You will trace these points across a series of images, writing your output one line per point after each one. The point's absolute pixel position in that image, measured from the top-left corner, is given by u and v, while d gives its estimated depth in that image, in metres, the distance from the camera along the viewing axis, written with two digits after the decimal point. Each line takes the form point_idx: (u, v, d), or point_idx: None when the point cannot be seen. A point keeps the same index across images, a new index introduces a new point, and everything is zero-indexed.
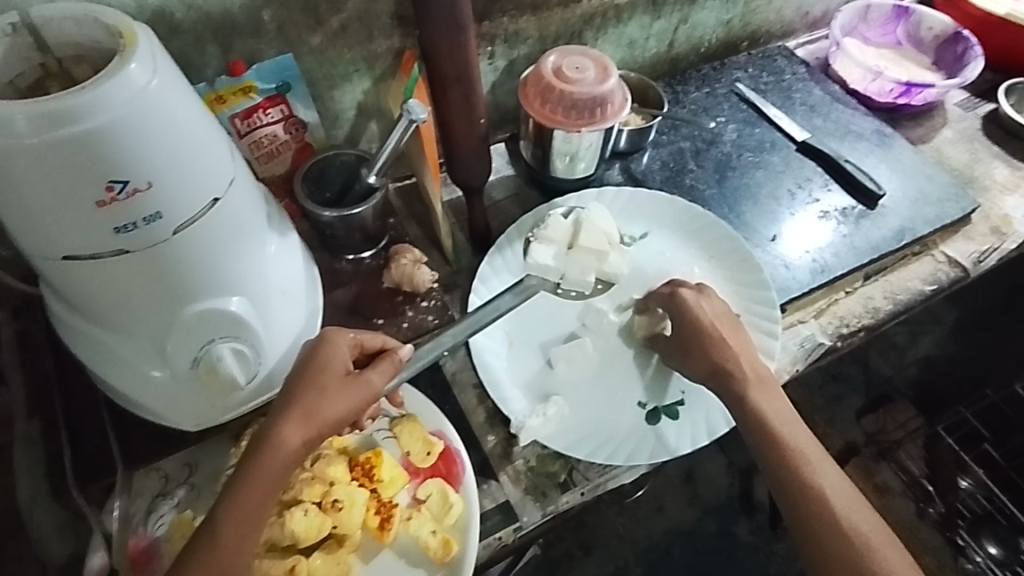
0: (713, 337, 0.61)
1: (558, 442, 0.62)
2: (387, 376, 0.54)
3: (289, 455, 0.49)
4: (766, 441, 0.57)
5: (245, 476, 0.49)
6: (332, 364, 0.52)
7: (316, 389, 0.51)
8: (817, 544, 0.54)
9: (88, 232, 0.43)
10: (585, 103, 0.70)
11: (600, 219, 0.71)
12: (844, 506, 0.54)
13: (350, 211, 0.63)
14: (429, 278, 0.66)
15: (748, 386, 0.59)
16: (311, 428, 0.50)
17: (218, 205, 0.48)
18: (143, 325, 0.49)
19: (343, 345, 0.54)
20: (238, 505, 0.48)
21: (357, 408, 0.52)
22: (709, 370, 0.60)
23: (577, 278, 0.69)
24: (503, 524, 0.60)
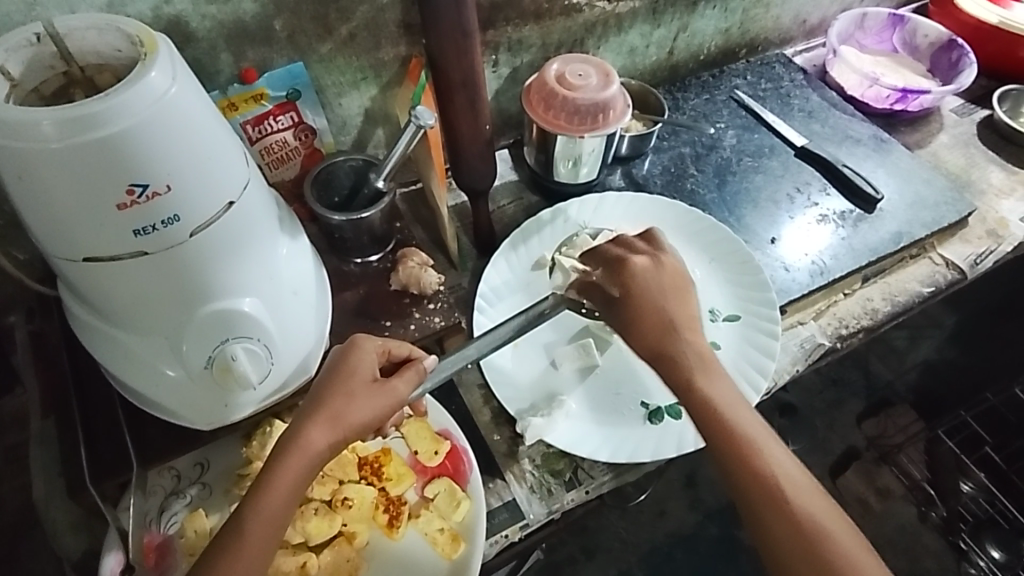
0: (651, 307, 0.57)
1: (562, 441, 0.63)
2: (412, 385, 0.54)
3: (316, 456, 0.50)
4: (715, 432, 0.53)
5: (271, 473, 0.49)
6: (359, 371, 0.53)
7: (343, 393, 0.52)
8: (765, 529, 0.50)
9: (108, 233, 0.44)
10: (588, 108, 0.71)
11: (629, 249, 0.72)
12: (796, 489, 0.51)
13: (358, 215, 0.65)
14: (435, 279, 0.68)
15: (692, 366, 0.56)
16: (337, 431, 0.51)
17: (233, 208, 0.49)
18: (159, 325, 0.50)
19: (372, 351, 0.55)
20: (264, 504, 0.48)
21: (383, 414, 0.53)
22: (652, 351, 0.57)
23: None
24: (511, 521, 0.61)
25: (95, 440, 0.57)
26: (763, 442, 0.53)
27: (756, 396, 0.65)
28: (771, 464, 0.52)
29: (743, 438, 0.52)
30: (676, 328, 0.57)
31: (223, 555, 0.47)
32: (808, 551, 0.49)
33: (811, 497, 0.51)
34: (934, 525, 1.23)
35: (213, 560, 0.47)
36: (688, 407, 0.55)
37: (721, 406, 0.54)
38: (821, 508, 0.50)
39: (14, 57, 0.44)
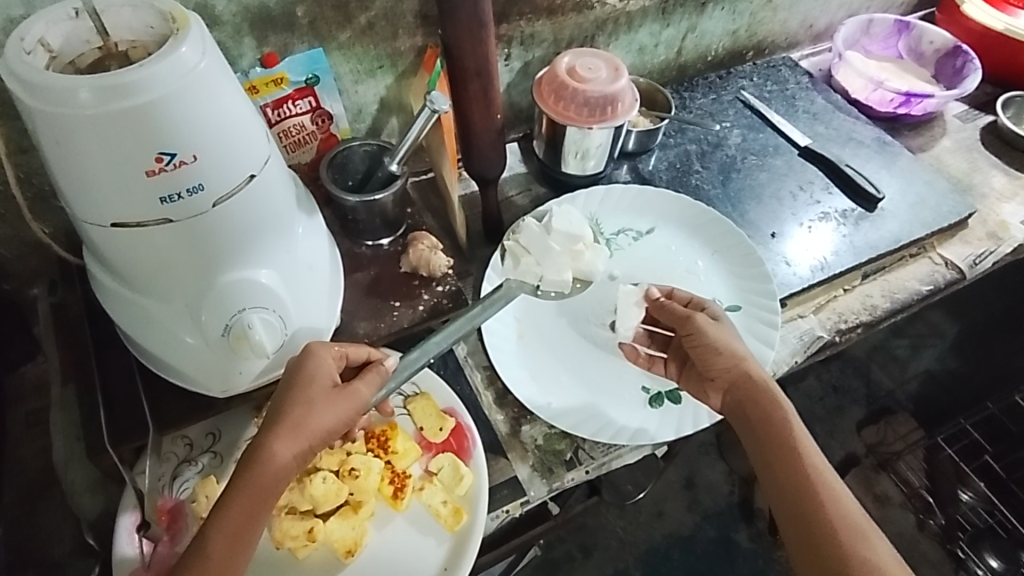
0: (716, 357, 0.62)
1: (563, 422, 0.65)
2: (374, 387, 0.55)
3: (281, 469, 0.51)
4: (783, 458, 0.57)
5: (236, 490, 0.50)
6: (318, 378, 0.53)
7: (304, 402, 0.52)
8: (818, 552, 0.53)
9: (136, 199, 0.46)
10: (596, 100, 0.73)
11: (566, 220, 0.70)
12: (858, 526, 0.53)
13: (372, 197, 0.67)
14: (444, 262, 0.69)
15: (769, 400, 0.59)
16: (300, 441, 0.51)
17: (253, 181, 0.51)
18: (181, 292, 0.52)
19: (329, 358, 0.55)
20: (224, 519, 0.49)
21: (346, 418, 0.54)
22: (727, 379, 0.61)
23: (554, 278, 0.69)
24: (511, 498, 0.63)
25: (114, 405, 0.58)
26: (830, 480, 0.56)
27: None
28: (836, 497, 0.55)
29: (811, 480, 0.55)
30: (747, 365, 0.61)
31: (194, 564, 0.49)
32: None
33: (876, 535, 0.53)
34: (932, 534, 1.24)
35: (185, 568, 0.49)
36: (761, 436, 0.59)
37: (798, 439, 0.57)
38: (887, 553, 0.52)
39: (54, 29, 0.47)
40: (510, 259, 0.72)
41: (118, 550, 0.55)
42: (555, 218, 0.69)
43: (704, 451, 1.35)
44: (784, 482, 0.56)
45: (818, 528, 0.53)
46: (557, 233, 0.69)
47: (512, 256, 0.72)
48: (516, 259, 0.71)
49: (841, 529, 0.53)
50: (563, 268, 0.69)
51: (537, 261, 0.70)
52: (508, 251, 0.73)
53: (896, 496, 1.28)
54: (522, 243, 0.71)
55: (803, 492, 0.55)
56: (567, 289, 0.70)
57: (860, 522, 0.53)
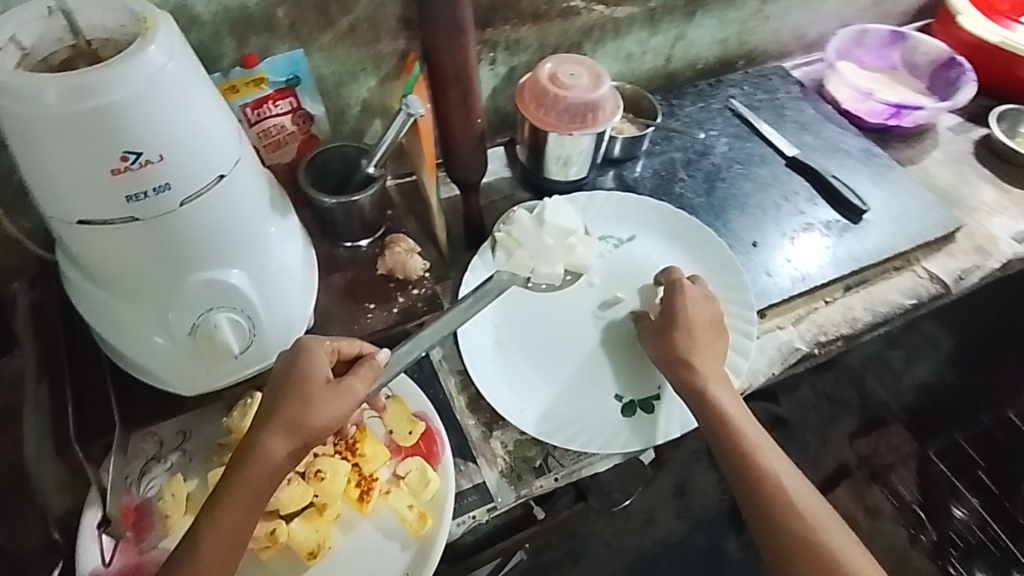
0: (681, 333, 0.65)
1: (535, 427, 0.65)
2: (368, 382, 0.55)
3: (275, 466, 0.51)
4: (723, 435, 0.61)
5: (229, 489, 0.51)
6: (312, 374, 0.53)
7: (299, 400, 0.52)
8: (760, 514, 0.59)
9: (102, 198, 0.47)
10: (577, 107, 0.73)
11: (559, 213, 0.73)
12: (795, 491, 0.60)
13: (350, 199, 0.67)
14: (421, 266, 0.70)
15: (711, 385, 0.63)
16: (295, 439, 0.52)
17: (223, 182, 0.51)
18: (149, 292, 0.52)
19: (323, 354, 0.55)
20: (221, 514, 0.51)
21: (341, 415, 0.53)
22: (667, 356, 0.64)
23: (546, 271, 0.71)
24: (479, 503, 0.63)
25: None
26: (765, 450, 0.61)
27: None
28: (772, 466, 0.60)
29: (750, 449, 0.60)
30: (690, 350, 0.64)
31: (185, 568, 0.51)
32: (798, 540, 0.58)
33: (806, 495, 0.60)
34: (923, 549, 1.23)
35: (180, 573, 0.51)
36: (702, 417, 0.62)
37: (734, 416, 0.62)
38: (814, 509, 0.59)
39: (26, 30, 0.47)
40: (501, 252, 0.73)
41: (82, 565, 0.54)
42: (547, 211, 0.73)
43: (696, 459, 1.34)
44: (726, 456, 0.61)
45: (759, 495, 0.59)
46: (551, 226, 0.72)
47: (503, 249, 0.73)
48: (507, 252, 0.73)
49: (778, 494, 0.59)
50: (556, 260, 0.72)
51: (531, 254, 0.72)
52: (499, 244, 0.74)
53: (887, 507, 1.27)
54: (514, 237, 0.73)
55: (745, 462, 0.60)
56: (557, 282, 0.72)
57: (791, 484, 0.60)
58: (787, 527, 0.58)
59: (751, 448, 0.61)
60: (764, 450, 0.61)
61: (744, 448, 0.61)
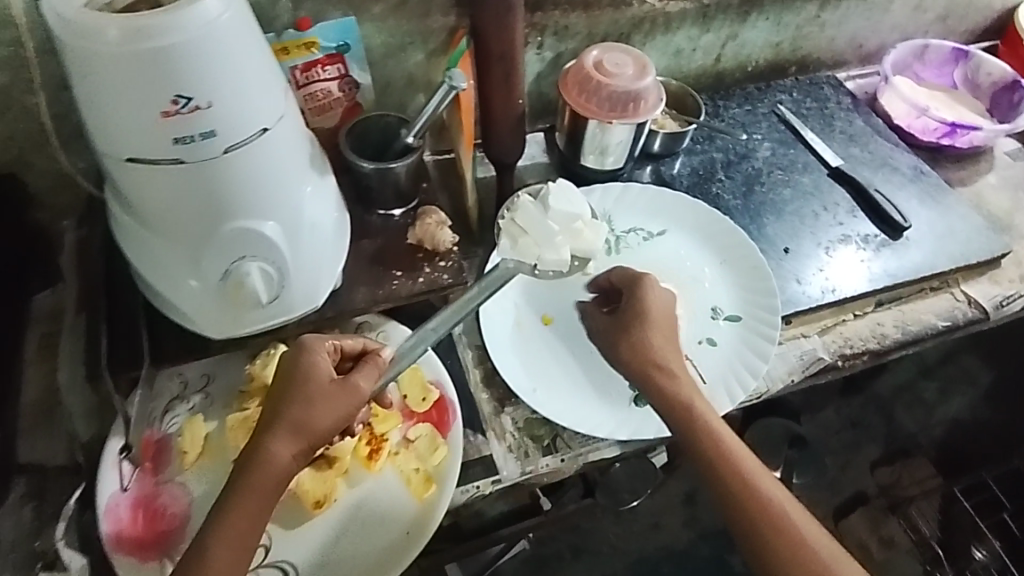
0: (652, 335, 0.64)
1: (546, 408, 0.65)
2: (372, 379, 0.56)
3: (282, 469, 0.52)
4: (713, 454, 0.59)
5: (237, 494, 0.51)
6: (317, 373, 0.54)
7: (305, 400, 0.53)
8: (757, 539, 0.56)
9: (150, 138, 0.49)
10: (620, 96, 0.73)
11: (562, 195, 0.70)
12: (791, 511, 0.57)
13: (388, 166, 0.68)
14: (450, 240, 0.70)
15: (692, 398, 0.61)
16: (302, 439, 0.53)
17: (265, 135, 0.53)
18: (187, 235, 0.55)
19: (324, 352, 0.56)
20: (229, 520, 0.51)
21: (346, 414, 0.54)
22: (642, 362, 0.63)
23: (552, 258, 0.70)
24: (484, 474, 0.63)
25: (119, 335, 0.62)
26: (756, 469, 0.59)
27: (744, 394, 0.66)
28: (764, 485, 0.58)
29: (740, 469, 0.58)
30: (663, 352, 0.64)
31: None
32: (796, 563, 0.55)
33: (801, 514, 0.57)
34: None
35: None
36: (686, 433, 0.60)
37: (721, 432, 0.60)
38: (810, 526, 0.57)
39: None
40: (506, 239, 0.72)
41: (100, 501, 0.57)
42: (552, 194, 0.70)
43: None
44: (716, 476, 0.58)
45: (754, 516, 0.57)
46: (556, 212, 0.69)
47: (507, 236, 0.72)
48: (513, 239, 0.71)
49: (774, 516, 0.57)
50: (562, 247, 0.70)
51: (535, 241, 0.70)
52: (505, 231, 0.72)
53: (904, 542, 1.22)
54: (519, 223, 0.71)
55: (737, 482, 0.58)
56: (564, 268, 0.71)
57: (784, 504, 0.57)
58: (784, 550, 0.55)
59: (739, 466, 0.58)
60: (752, 465, 0.59)
61: (734, 464, 0.58)
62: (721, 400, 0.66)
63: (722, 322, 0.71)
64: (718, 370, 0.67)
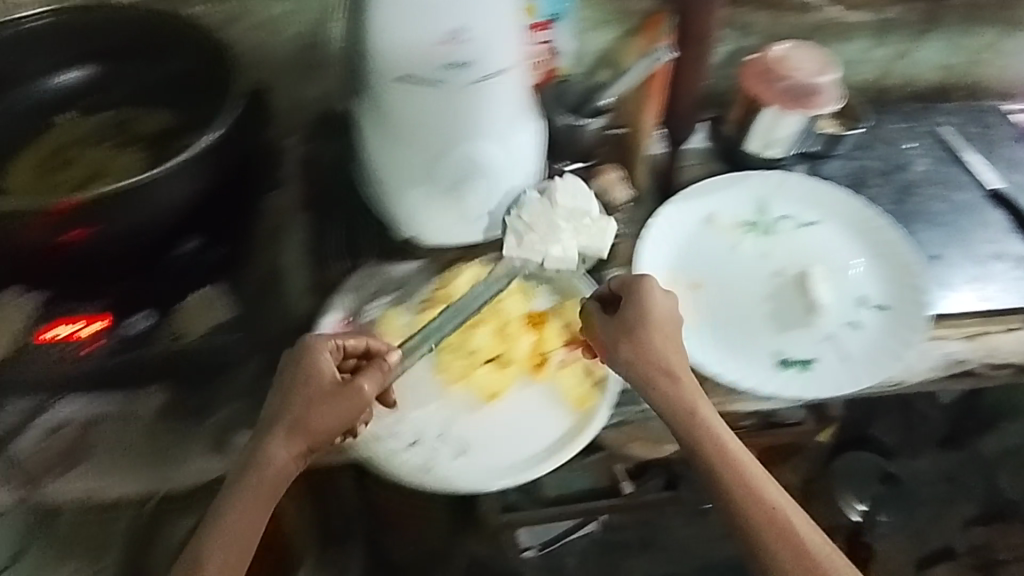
0: (654, 340, 0.64)
1: (694, 356, 0.72)
2: (375, 382, 0.61)
3: (277, 470, 0.57)
4: (716, 457, 0.60)
5: (237, 490, 0.57)
6: (321, 372, 0.60)
7: (307, 404, 0.59)
8: (755, 543, 0.58)
9: (420, 61, 0.59)
10: (800, 89, 0.83)
11: (570, 192, 0.72)
12: (794, 517, 0.58)
13: (582, 122, 0.77)
14: (624, 195, 0.81)
15: (695, 402, 0.63)
16: (303, 441, 0.58)
17: (503, 75, 0.62)
18: (428, 150, 0.66)
19: (327, 351, 0.62)
20: (224, 527, 0.56)
21: (348, 416, 0.59)
22: (644, 368, 0.63)
23: (558, 256, 0.72)
24: (631, 404, 0.69)
25: None
26: (760, 475, 0.60)
27: (889, 374, 0.70)
28: (766, 491, 0.59)
29: (742, 473, 0.60)
30: (673, 357, 0.64)
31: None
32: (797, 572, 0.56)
33: (805, 524, 0.58)
34: None
35: None
36: (689, 437, 0.61)
37: (724, 435, 0.61)
38: (812, 533, 0.58)
39: None
40: (511, 235, 0.72)
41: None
42: (557, 190, 0.71)
43: None
44: (720, 477, 0.60)
45: (754, 522, 0.58)
46: (562, 207, 0.71)
47: (511, 232, 0.72)
48: (518, 235, 0.72)
49: (773, 524, 0.57)
50: (567, 243, 0.72)
51: (543, 239, 0.72)
52: (507, 227, 0.73)
53: None
54: (522, 218, 0.71)
55: (739, 485, 0.59)
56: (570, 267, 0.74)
57: (786, 512, 0.58)
58: (783, 555, 0.57)
59: (745, 468, 0.60)
60: (756, 471, 0.60)
61: (734, 469, 0.60)
62: (866, 375, 0.70)
63: (871, 308, 0.75)
64: (865, 349, 0.72)
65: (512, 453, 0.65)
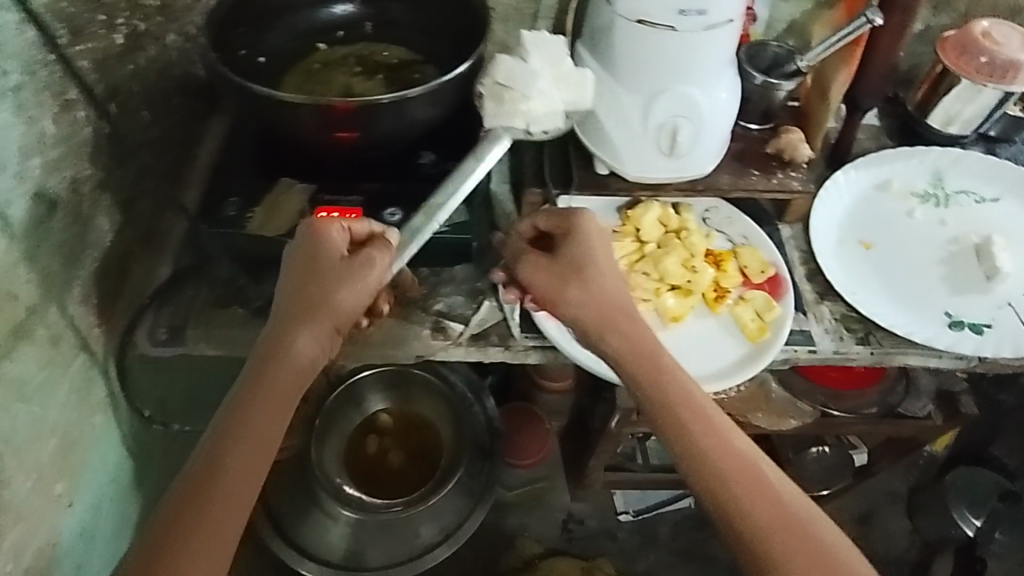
0: (602, 277, 0.65)
1: (866, 307, 0.76)
2: (387, 256, 0.63)
3: (297, 361, 0.59)
4: (692, 417, 0.59)
5: (250, 385, 0.58)
6: (328, 254, 0.62)
7: (325, 286, 0.61)
8: (739, 507, 0.55)
9: (662, 5, 0.66)
10: (1001, 62, 0.81)
11: (550, 56, 0.69)
12: (772, 476, 0.57)
13: (776, 83, 0.82)
14: (806, 156, 0.80)
15: (661, 356, 0.62)
16: (328, 322, 0.61)
17: (728, 26, 0.69)
18: (643, 90, 0.72)
19: (336, 234, 0.63)
20: (236, 428, 0.56)
21: (363, 293, 0.62)
22: (603, 311, 0.64)
23: (545, 113, 0.68)
24: (802, 342, 0.75)
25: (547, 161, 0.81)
26: (733, 433, 0.58)
27: None
28: (742, 448, 0.58)
29: (717, 431, 0.58)
30: (608, 286, 0.65)
31: (194, 481, 0.54)
32: (782, 535, 0.54)
33: (786, 483, 0.57)
34: None
35: (183, 502, 0.53)
36: (657, 396, 0.60)
37: (693, 392, 0.60)
38: (792, 492, 0.56)
39: None
40: (490, 101, 0.67)
41: None
42: (532, 50, 0.68)
43: (891, 501, 1.32)
44: (691, 439, 0.58)
45: (733, 481, 0.56)
46: (559, 69, 0.69)
47: (493, 100, 0.67)
48: (496, 100, 0.67)
49: (748, 482, 0.56)
50: (552, 97, 0.68)
51: (524, 94, 0.67)
52: (486, 96, 0.68)
53: None
54: (500, 82, 0.67)
55: (712, 446, 0.57)
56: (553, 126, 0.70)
57: (763, 472, 0.57)
58: (762, 517, 0.55)
59: (717, 426, 0.58)
60: (726, 423, 0.59)
61: (709, 428, 0.58)
62: None
63: None
64: None
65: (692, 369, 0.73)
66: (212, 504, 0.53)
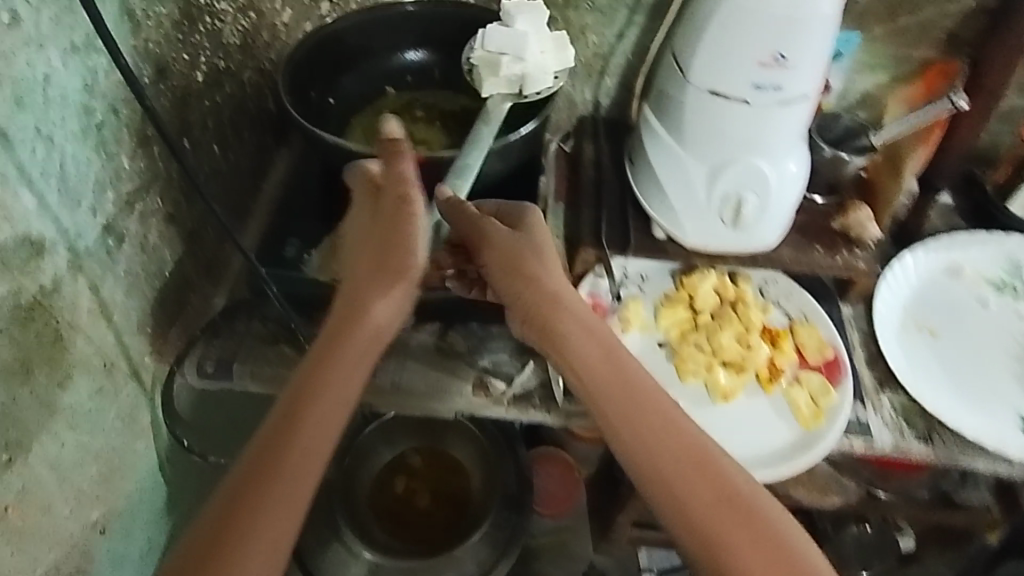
0: (547, 263, 0.60)
1: (931, 401, 0.71)
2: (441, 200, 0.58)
3: (372, 323, 0.57)
4: (639, 405, 0.57)
5: (324, 350, 0.57)
6: (374, 208, 0.59)
7: (383, 243, 0.57)
8: (687, 497, 0.55)
9: (739, 78, 0.66)
10: None
11: (534, 20, 0.71)
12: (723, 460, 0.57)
13: (842, 157, 0.79)
14: (874, 236, 0.76)
15: (608, 345, 0.59)
16: (395, 280, 0.57)
17: (805, 102, 0.67)
18: (710, 158, 0.71)
19: (368, 191, 0.60)
20: (310, 396, 0.56)
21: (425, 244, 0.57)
22: (551, 298, 0.59)
23: (539, 75, 0.70)
24: (858, 434, 0.71)
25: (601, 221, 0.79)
26: (682, 421, 0.58)
27: None
28: (693, 436, 0.57)
29: (668, 420, 0.57)
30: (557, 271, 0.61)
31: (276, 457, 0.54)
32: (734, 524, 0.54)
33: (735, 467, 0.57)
34: None
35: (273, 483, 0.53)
36: (596, 388, 0.58)
37: (639, 380, 0.59)
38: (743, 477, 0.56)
39: None
40: (484, 70, 0.69)
41: None
42: (515, 14, 0.70)
43: None
44: (639, 428, 0.57)
45: (683, 471, 0.55)
46: (539, 31, 0.71)
47: (484, 70, 0.69)
48: (488, 67, 0.69)
49: (697, 469, 0.56)
50: (542, 57, 0.70)
51: (515, 58, 0.69)
52: (479, 66, 0.69)
53: None
54: (492, 50, 0.70)
55: (658, 437, 0.57)
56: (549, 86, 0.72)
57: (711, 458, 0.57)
58: (710, 503, 0.55)
59: (668, 417, 0.57)
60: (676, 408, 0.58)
61: (658, 414, 0.57)
62: None
63: None
64: None
65: (744, 450, 0.70)
66: (291, 482, 0.54)
